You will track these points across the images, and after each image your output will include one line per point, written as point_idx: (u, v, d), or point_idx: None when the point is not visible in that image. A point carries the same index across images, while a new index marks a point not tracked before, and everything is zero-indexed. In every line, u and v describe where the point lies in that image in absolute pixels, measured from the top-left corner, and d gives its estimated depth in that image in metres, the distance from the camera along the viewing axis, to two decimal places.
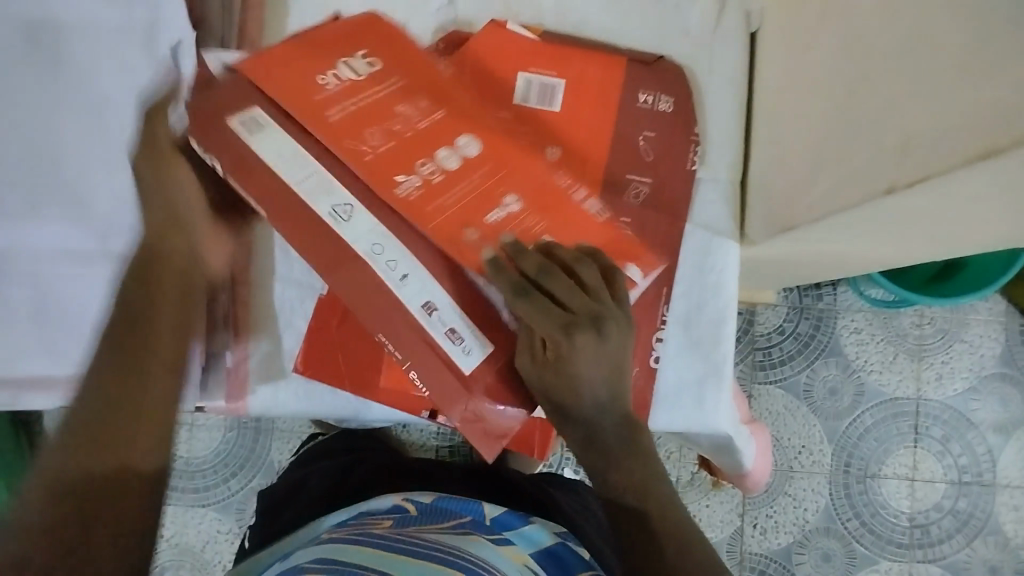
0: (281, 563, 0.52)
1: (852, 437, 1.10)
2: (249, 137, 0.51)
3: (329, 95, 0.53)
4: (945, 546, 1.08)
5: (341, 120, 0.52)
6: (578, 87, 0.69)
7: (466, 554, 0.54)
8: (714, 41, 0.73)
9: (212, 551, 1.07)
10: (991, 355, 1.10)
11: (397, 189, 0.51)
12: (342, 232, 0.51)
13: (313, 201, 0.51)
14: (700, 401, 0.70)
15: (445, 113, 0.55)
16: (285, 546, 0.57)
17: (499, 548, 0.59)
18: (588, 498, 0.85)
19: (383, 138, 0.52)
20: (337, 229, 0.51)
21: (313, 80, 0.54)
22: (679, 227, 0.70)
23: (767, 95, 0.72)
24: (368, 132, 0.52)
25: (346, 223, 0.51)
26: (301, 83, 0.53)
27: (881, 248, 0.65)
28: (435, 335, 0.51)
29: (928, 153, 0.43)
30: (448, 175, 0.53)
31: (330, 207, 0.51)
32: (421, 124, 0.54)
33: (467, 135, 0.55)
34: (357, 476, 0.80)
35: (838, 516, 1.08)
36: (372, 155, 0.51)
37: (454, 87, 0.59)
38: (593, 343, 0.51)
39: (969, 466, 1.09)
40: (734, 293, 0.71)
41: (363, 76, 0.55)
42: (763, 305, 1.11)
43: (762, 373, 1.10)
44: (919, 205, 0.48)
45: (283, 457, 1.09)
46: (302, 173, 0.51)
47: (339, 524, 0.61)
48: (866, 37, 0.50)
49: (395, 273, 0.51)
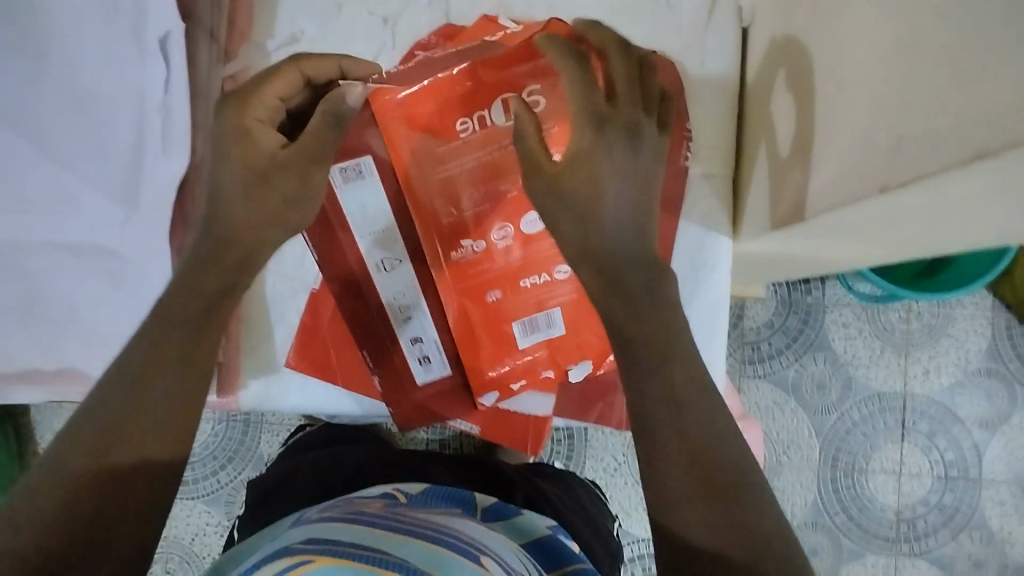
0: (269, 545, 0.50)
1: (839, 431, 1.10)
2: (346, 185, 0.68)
3: (455, 147, 0.65)
4: (930, 540, 1.09)
5: (448, 178, 0.66)
6: None
7: (459, 536, 0.52)
8: (706, 34, 0.72)
9: (201, 543, 1.07)
10: (977, 349, 1.10)
11: (455, 251, 0.68)
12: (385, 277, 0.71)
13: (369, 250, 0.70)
14: None
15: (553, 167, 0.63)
16: (275, 528, 0.55)
17: (493, 533, 0.58)
18: (576, 493, 0.86)
19: (476, 201, 0.66)
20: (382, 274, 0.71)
21: (452, 125, 0.64)
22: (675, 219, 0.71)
23: (756, 88, 0.71)
24: (466, 194, 0.66)
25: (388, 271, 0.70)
26: (436, 130, 0.65)
27: (872, 245, 0.64)
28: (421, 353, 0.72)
29: (924, 153, 0.42)
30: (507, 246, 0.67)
31: (381, 258, 0.70)
32: (521, 187, 0.65)
33: (557, 197, 0.64)
34: (349, 465, 0.79)
35: (826, 509, 1.09)
36: (453, 217, 0.67)
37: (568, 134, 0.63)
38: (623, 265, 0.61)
39: (955, 461, 1.09)
40: (723, 294, 0.72)
41: (495, 130, 0.64)
42: (752, 300, 1.12)
43: (751, 367, 1.11)
44: (914, 203, 0.48)
45: (272, 449, 1.08)
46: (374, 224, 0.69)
47: (331, 504, 0.58)
48: (860, 34, 0.50)
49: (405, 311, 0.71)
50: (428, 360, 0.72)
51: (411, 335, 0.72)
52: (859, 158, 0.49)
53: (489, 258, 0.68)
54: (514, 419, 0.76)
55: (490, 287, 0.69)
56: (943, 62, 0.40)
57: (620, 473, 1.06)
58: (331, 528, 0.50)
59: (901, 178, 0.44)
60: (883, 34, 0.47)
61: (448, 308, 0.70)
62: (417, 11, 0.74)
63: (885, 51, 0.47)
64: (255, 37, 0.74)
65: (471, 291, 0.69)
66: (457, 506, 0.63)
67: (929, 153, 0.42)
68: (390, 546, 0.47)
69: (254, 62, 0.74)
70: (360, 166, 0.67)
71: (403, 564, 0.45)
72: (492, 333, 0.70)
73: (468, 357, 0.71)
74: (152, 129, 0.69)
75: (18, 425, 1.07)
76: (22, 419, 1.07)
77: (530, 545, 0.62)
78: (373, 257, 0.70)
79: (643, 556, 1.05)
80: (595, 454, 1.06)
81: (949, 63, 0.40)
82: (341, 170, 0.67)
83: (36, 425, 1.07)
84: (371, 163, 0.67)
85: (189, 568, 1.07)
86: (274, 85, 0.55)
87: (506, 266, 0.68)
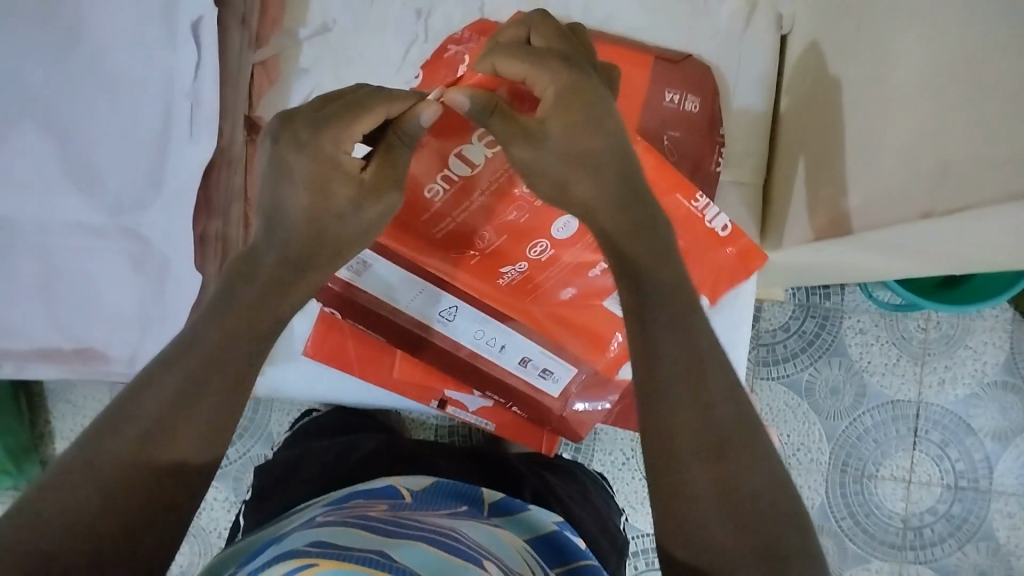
0: (271, 548, 0.47)
1: (851, 437, 1.08)
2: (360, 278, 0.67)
3: (435, 210, 0.62)
4: (937, 549, 1.06)
5: (442, 235, 0.64)
6: None
7: (464, 538, 0.50)
8: (743, 42, 0.73)
9: (208, 518, 1.06)
10: (994, 362, 1.08)
11: (501, 280, 0.68)
12: (452, 327, 0.70)
13: (425, 311, 0.69)
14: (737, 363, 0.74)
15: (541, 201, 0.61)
16: (279, 531, 0.53)
17: (497, 532, 0.55)
18: (585, 486, 0.84)
19: (492, 236, 0.64)
20: (446, 325, 0.70)
21: (422, 195, 0.61)
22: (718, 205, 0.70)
23: (794, 97, 0.72)
24: (478, 237, 0.64)
25: (453, 322, 0.70)
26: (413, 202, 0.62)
27: (902, 259, 0.64)
28: (530, 375, 0.72)
29: (975, 183, 0.42)
30: (546, 257, 0.66)
31: (438, 313, 0.69)
32: (526, 215, 0.63)
33: (565, 216, 0.63)
34: (355, 457, 0.78)
35: (832, 514, 1.07)
36: (476, 258, 0.66)
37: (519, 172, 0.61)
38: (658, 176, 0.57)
39: (966, 471, 1.07)
40: (750, 298, 0.73)
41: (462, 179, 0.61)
42: (769, 302, 1.10)
43: (765, 370, 1.09)
44: (960, 230, 0.47)
45: (282, 429, 1.07)
46: (413, 293, 0.68)
47: (334, 507, 0.55)
48: (907, 52, 0.50)
49: (496, 346, 0.71)
50: (548, 371, 0.72)
51: (518, 356, 0.71)
52: (904, 181, 0.49)
53: (534, 275, 0.67)
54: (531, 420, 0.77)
55: (561, 286, 0.68)
56: (1000, 92, 0.40)
57: (628, 468, 1.05)
58: (331, 531, 0.47)
59: (950, 204, 0.44)
60: (928, 57, 0.47)
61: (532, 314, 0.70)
62: (451, 7, 0.76)
63: (935, 75, 0.46)
64: (289, 23, 0.77)
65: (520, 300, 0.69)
66: (461, 506, 0.60)
67: (979, 184, 0.42)
68: (393, 550, 0.44)
69: (285, 49, 0.77)
70: (361, 261, 0.65)
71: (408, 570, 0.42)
72: (578, 316, 0.70)
73: (579, 346, 0.71)
74: (180, 115, 0.68)
75: (31, 394, 1.07)
76: (35, 389, 1.07)
77: (535, 540, 0.59)
78: (431, 312, 0.69)
79: (648, 552, 1.05)
80: (604, 448, 1.05)
81: (1007, 93, 0.40)
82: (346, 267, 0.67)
83: (50, 394, 1.07)
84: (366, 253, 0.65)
85: (194, 542, 1.06)
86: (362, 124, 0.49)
87: (565, 266, 0.66)
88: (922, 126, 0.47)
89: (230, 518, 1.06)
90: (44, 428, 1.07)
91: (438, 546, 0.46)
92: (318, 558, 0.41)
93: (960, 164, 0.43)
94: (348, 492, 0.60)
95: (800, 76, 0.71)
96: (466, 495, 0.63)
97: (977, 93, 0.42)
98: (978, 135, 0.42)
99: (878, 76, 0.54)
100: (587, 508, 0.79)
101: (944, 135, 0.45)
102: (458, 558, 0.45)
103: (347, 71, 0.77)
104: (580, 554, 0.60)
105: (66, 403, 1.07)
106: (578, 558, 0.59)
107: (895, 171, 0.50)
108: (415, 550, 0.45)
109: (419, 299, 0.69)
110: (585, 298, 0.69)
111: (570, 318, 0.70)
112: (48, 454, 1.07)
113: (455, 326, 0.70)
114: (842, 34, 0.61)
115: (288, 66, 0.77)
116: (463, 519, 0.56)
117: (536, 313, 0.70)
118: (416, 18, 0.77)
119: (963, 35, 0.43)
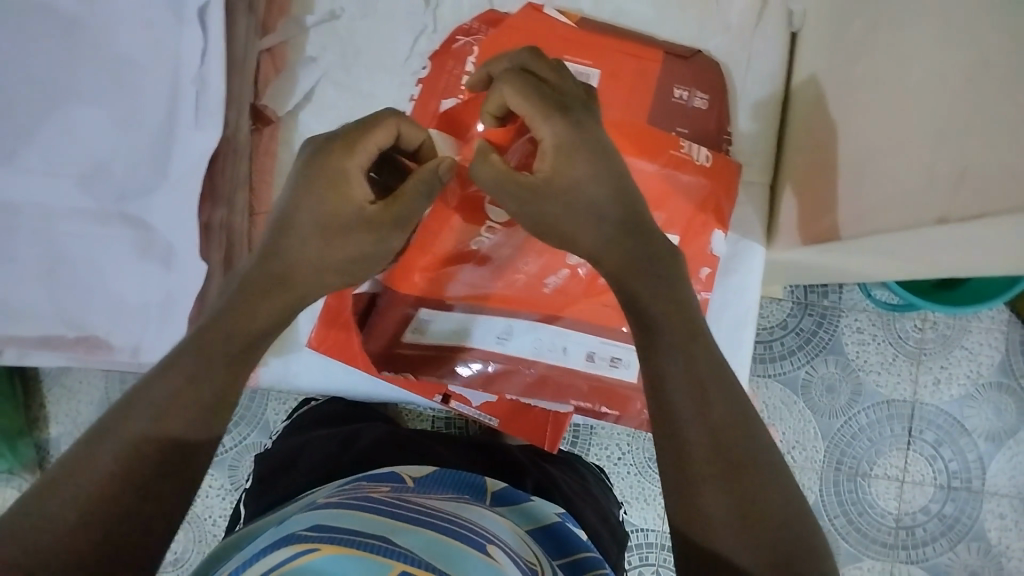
0: (272, 531, 0.46)
1: (845, 435, 1.08)
2: (424, 336, 0.70)
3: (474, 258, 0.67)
4: (929, 548, 1.06)
5: (488, 277, 0.68)
6: (613, 78, 0.72)
7: (467, 522, 0.50)
8: (752, 42, 0.75)
9: (203, 505, 1.06)
10: (990, 363, 1.08)
11: (545, 289, 0.69)
12: (512, 349, 0.70)
13: (482, 341, 0.70)
14: (740, 342, 0.73)
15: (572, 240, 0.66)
16: (283, 514, 0.53)
17: (500, 518, 0.55)
18: (588, 480, 0.84)
19: (533, 259, 0.67)
20: (506, 349, 0.70)
21: (469, 244, 0.66)
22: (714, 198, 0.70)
23: (801, 97, 0.72)
24: (523, 262, 0.67)
25: (511, 341, 0.70)
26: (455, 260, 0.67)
27: (907, 261, 0.64)
28: (605, 370, 0.71)
29: (983, 188, 0.43)
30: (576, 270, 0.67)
31: (496, 337, 0.70)
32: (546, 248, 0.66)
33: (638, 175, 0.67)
34: (360, 446, 0.77)
35: (826, 511, 1.07)
36: (522, 279, 0.68)
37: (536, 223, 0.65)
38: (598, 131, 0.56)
39: (959, 471, 1.07)
40: (754, 295, 0.73)
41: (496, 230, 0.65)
42: (767, 299, 1.10)
43: (761, 367, 1.09)
44: (974, 234, 0.48)
45: (279, 418, 1.07)
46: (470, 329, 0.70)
47: (336, 491, 0.55)
48: (916, 54, 0.51)
49: (559, 348, 0.70)
50: (617, 359, 0.71)
51: (586, 352, 0.70)
52: (916, 183, 0.49)
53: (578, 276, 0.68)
54: (533, 413, 0.77)
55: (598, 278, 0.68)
56: (1007, 98, 0.41)
57: (623, 463, 1.05)
58: (333, 514, 0.46)
59: (962, 210, 0.45)
60: (943, 57, 0.47)
61: (598, 315, 0.70)
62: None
63: (947, 78, 0.47)
64: (296, 10, 0.77)
65: (553, 309, 0.69)
66: (464, 494, 0.60)
67: (995, 190, 0.42)
68: (395, 534, 0.44)
69: (292, 36, 0.77)
70: (420, 319, 0.69)
71: (413, 556, 0.41)
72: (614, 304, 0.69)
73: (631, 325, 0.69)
74: (188, 101, 0.69)
75: (26, 378, 1.06)
76: (29, 373, 1.06)
77: (537, 530, 0.59)
78: (489, 340, 0.70)
79: (644, 545, 1.05)
80: (601, 442, 1.05)
81: (1013, 99, 0.40)
82: (409, 329, 0.70)
83: (44, 378, 1.06)
84: (425, 315, 0.69)
85: (189, 530, 1.06)
86: (374, 135, 0.49)
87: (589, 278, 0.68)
88: (934, 130, 0.48)
89: (225, 506, 1.06)
90: (38, 413, 1.06)
91: (442, 531, 0.46)
92: (319, 542, 0.41)
93: (970, 169, 0.44)
94: (351, 479, 0.59)
95: (807, 76, 0.71)
96: (470, 484, 0.63)
97: (986, 98, 0.43)
98: (987, 140, 0.42)
99: (888, 78, 0.54)
100: (590, 500, 0.79)
101: (953, 140, 0.46)
102: (460, 543, 0.45)
103: (354, 60, 0.77)
104: (582, 546, 0.60)
105: (61, 387, 1.06)
106: (579, 550, 0.59)
107: (908, 175, 0.50)
108: (417, 534, 0.44)
109: (474, 336, 0.70)
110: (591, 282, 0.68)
111: (575, 296, 0.69)
112: (42, 439, 1.06)
113: (513, 345, 0.70)
114: (850, 35, 0.62)
115: (296, 55, 0.77)
116: (468, 505, 0.55)
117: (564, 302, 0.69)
118: (426, 8, 0.77)
119: (979, 41, 0.44)
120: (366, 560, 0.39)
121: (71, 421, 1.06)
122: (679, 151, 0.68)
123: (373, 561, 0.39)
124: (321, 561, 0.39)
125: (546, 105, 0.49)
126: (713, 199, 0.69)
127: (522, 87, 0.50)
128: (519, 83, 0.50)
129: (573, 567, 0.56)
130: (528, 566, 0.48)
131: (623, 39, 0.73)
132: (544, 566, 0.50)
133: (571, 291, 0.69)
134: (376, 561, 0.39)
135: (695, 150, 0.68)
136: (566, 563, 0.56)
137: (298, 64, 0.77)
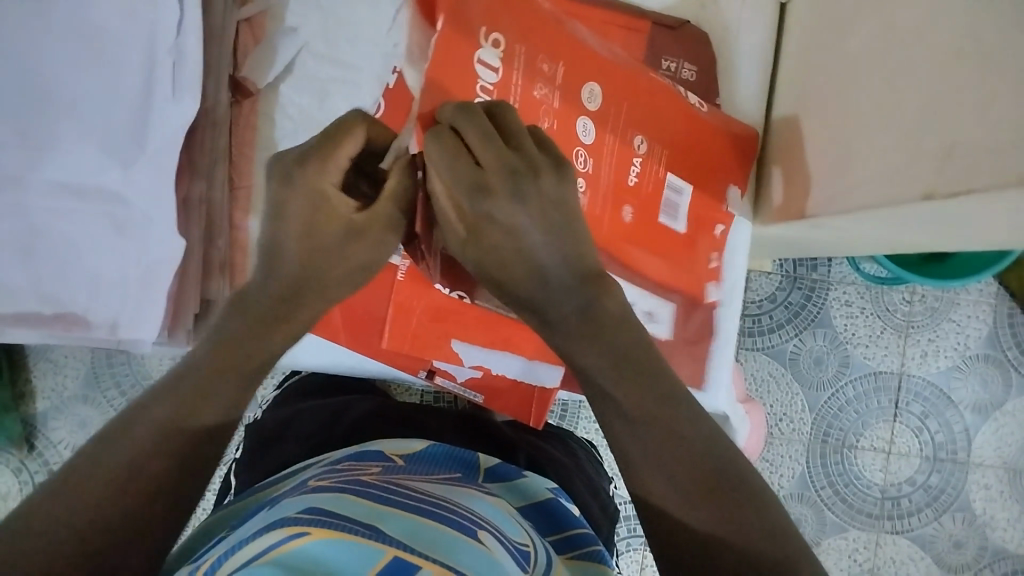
0: (262, 513, 0.46)
1: (832, 408, 1.08)
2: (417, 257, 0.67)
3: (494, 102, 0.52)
4: (913, 519, 1.07)
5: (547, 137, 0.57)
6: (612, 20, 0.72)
7: (457, 507, 0.49)
8: (743, 13, 0.74)
9: None
10: (977, 336, 1.08)
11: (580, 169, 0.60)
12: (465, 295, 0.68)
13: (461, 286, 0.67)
14: (723, 347, 0.76)
15: (569, 123, 0.59)
16: (269, 494, 0.52)
17: (491, 499, 0.54)
18: (575, 449, 0.83)
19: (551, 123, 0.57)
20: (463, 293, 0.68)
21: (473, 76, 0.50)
22: (681, 114, 0.68)
23: (789, 70, 0.72)
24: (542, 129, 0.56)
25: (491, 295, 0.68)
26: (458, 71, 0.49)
27: (896, 238, 0.64)
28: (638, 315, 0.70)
29: (967, 163, 0.43)
30: (594, 158, 0.61)
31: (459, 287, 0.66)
32: (557, 109, 0.58)
33: (594, 87, 0.61)
34: (349, 420, 0.75)
35: (812, 483, 1.08)
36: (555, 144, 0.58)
37: (603, 160, 0.62)
38: (513, 206, 0.43)
39: (944, 443, 1.08)
40: (741, 276, 0.75)
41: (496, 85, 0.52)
42: (757, 271, 1.09)
43: (749, 340, 1.09)
44: (962, 212, 0.48)
45: (266, 392, 1.05)
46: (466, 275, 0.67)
47: (326, 469, 0.55)
48: (902, 23, 0.50)
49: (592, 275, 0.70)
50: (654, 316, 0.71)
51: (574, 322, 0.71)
52: (905, 158, 0.49)
53: (597, 182, 0.62)
54: (519, 392, 0.76)
55: (623, 203, 0.65)
56: (990, 74, 0.41)
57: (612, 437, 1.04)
58: (322, 499, 0.45)
59: (947, 190, 0.45)
60: (931, 30, 0.47)
61: (620, 233, 0.65)
62: None
63: (932, 50, 0.46)
64: None
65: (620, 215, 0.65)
66: (455, 472, 0.59)
67: (979, 165, 0.42)
68: (381, 522, 0.43)
69: (271, 7, 0.76)
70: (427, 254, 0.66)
71: (402, 543, 0.40)
72: (644, 235, 0.67)
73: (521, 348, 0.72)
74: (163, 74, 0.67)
75: (11, 352, 1.05)
76: (14, 347, 1.05)
77: (527, 507, 0.59)
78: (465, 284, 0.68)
79: (633, 518, 1.05)
80: (590, 415, 1.03)
81: (996, 75, 0.40)
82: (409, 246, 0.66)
83: (30, 353, 1.05)
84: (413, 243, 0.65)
85: None
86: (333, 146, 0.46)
87: (614, 185, 0.63)
88: (921, 106, 0.47)
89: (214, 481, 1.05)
90: (24, 387, 1.05)
91: (433, 517, 0.45)
92: (311, 526, 0.40)
93: (953, 147, 0.44)
94: (341, 456, 0.59)
95: (797, 44, 0.70)
96: (462, 459, 0.62)
97: (970, 75, 0.43)
98: (973, 114, 0.42)
99: (876, 50, 0.53)
100: (580, 475, 0.77)
101: (937, 118, 0.46)
102: (450, 529, 0.44)
103: (336, 30, 0.76)
104: (575, 521, 0.59)
105: (48, 361, 1.05)
106: (572, 525, 0.59)
107: (894, 150, 0.50)
108: (406, 521, 0.44)
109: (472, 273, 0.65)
110: (618, 186, 0.64)
111: (618, 188, 0.64)
112: (28, 413, 1.05)
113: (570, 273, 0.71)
114: (838, 4, 0.61)
115: (276, 26, 0.77)
116: (458, 487, 0.54)
117: (614, 198, 0.64)
118: None
119: (966, 14, 0.43)
120: (358, 546, 0.39)
121: (59, 395, 1.05)
122: (654, 77, 0.67)
123: (366, 546, 0.39)
124: (313, 547, 0.38)
125: (444, 174, 0.43)
126: (702, 217, 0.72)
127: (452, 131, 0.44)
128: (464, 122, 0.43)
129: (565, 543, 0.56)
130: (519, 550, 0.47)
131: (611, 8, 0.73)
132: (537, 548, 0.50)
133: (636, 212, 0.66)
134: (369, 548, 0.39)
135: (636, 143, 0.65)
136: (558, 539, 0.56)
137: (277, 35, 0.77)
